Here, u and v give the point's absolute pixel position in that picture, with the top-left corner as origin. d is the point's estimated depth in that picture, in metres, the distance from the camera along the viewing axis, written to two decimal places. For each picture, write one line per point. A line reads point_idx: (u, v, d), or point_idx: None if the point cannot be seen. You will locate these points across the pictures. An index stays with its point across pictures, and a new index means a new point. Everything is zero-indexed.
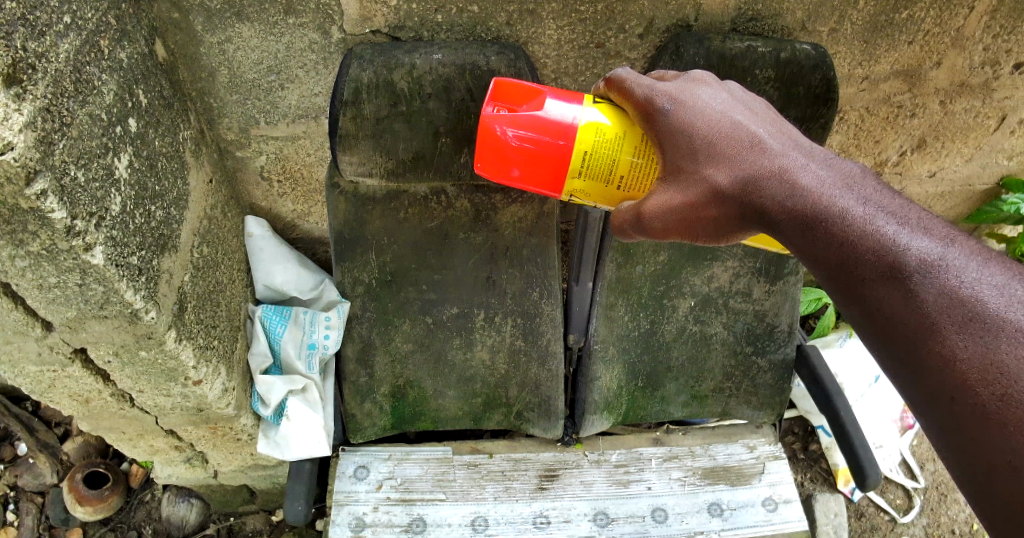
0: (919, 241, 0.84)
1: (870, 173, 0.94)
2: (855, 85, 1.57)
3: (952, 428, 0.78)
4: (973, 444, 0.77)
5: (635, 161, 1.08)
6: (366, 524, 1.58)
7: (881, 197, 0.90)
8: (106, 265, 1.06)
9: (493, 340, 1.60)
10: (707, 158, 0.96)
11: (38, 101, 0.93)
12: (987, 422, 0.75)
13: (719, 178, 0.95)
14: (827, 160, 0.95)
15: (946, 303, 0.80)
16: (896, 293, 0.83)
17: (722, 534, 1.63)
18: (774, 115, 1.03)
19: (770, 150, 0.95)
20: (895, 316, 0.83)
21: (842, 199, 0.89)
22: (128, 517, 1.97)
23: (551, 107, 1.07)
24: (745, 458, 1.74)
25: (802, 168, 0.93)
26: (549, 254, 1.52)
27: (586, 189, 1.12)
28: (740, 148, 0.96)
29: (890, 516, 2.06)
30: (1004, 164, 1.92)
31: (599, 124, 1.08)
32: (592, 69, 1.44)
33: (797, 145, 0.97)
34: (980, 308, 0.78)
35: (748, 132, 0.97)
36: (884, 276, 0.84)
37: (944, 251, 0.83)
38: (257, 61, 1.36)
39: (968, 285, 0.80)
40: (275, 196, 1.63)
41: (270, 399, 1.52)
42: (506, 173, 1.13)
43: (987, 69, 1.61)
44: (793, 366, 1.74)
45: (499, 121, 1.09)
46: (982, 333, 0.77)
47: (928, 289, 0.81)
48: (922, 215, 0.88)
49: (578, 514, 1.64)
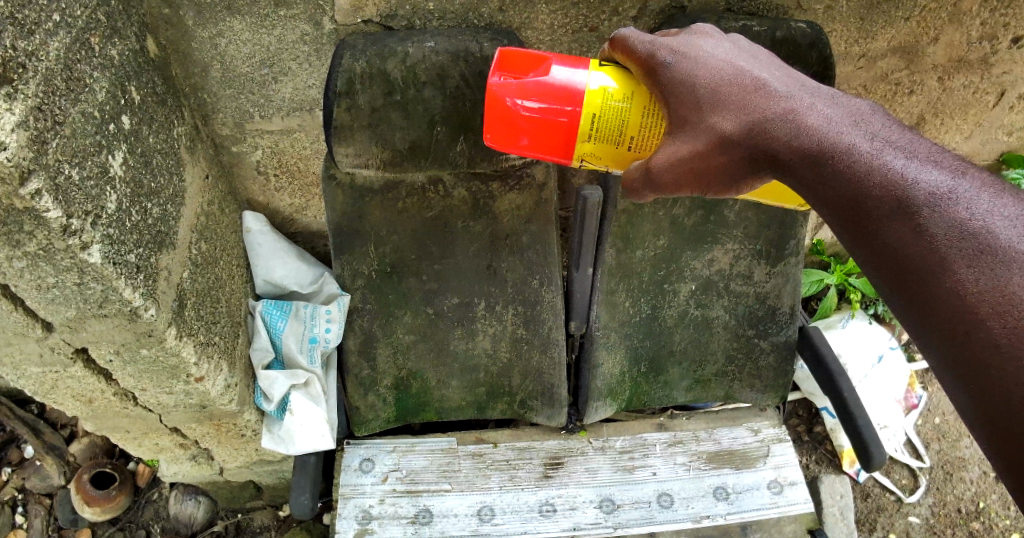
0: (927, 175, 0.83)
1: (879, 111, 0.93)
2: (853, 63, 1.55)
3: (964, 362, 0.78)
4: (984, 378, 0.76)
5: (645, 121, 1.07)
6: (372, 517, 1.59)
7: (890, 134, 0.89)
8: (103, 263, 1.05)
9: (495, 330, 1.60)
10: (711, 107, 0.95)
11: (29, 101, 0.93)
12: (997, 356, 0.75)
13: (725, 124, 0.94)
14: (835, 100, 0.94)
15: (956, 235, 0.79)
16: (906, 227, 0.82)
17: (728, 518, 1.64)
18: (778, 61, 1.01)
19: (776, 94, 0.94)
20: (904, 252, 0.82)
21: (850, 138, 0.88)
22: (137, 516, 1.99)
23: (557, 73, 1.07)
24: (749, 441, 1.74)
25: (808, 110, 0.92)
26: (549, 242, 1.51)
27: (596, 153, 1.10)
28: (745, 93, 0.94)
29: (896, 495, 2.06)
30: (1004, 139, 1.91)
31: (606, 88, 1.07)
32: (586, 54, 1.43)
33: (803, 87, 0.96)
34: (991, 240, 0.77)
35: (753, 77, 0.96)
36: (894, 211, 0.83)
37: (954, 184, 0.82)
38: (250, 55, 1.35)
39: (979, 217, 0.79)
40: (272, 190, 1.62)
41: (272, 394, 1.51)
42: (516, 143, 1.12)
43: (985, 44, 1.60)
44: (796, 346, 1.73)
45: (507, 90, 1.08)
46: (994, 265, 0.76)
47: (937, 223, 0.80)
48: (931, 150, 0.87)
49: (583, 501, 1.64)
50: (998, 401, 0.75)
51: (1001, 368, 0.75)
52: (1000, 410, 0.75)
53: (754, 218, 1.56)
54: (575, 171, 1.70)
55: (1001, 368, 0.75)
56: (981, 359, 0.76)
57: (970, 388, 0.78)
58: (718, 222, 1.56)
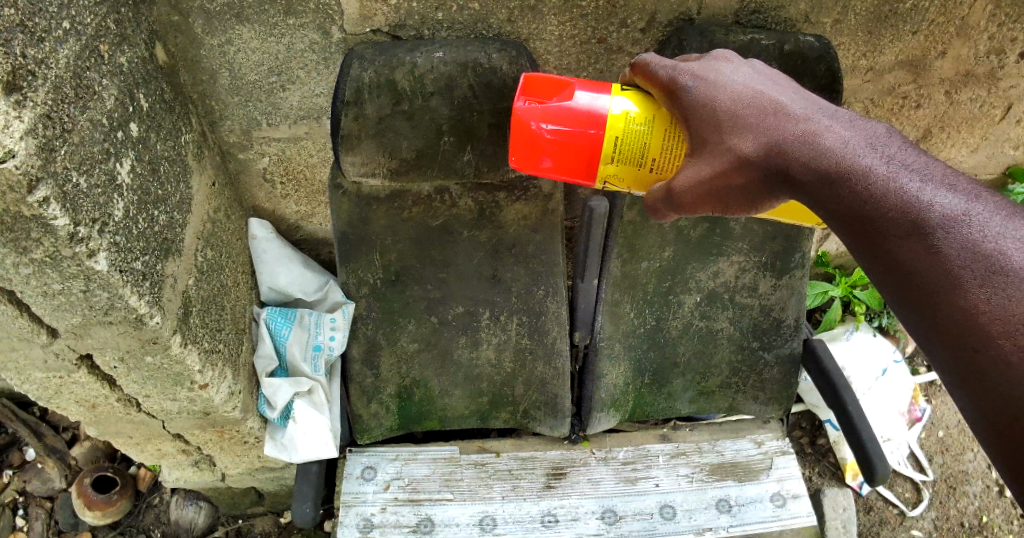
0: (942, 198, 0.83)
1: (894, 132, 0.93)
2: (860, 77, 1.55)
3: (975, 378, 0.79)
4: (993, 394, 0.78)
5: (666, 144, 1.07)
6: (374, 525, 1.58)
7: (906, 156, 0.88)
8: (109, 271, 1.05)
9: (499, 339, 1.60)
10: (731, 129, 0.95)
11: (38, 108, 0.93)
12: (1006, 374, 0.76)
13: (744, 146, 0.94)
14: (851, 121, 0.93)
15: (968, 257, 0.79)
16: (920, 249, 0.82)
17: (730, 530, 1.63)
18: (795, 84, 1.01)
19: (793, 115, 0.94)
20: (918, 273, 0.82)
21: (867, 160, 0.88)
22: (138, 521, 1.98)
23: (581, 98, 1.07)
24: (753, 453, 1.74)
25: (826, 131, 0.91)
26: (554, 252, 1.51)
27: (619, 175, 1.10)
28: (764, 116, 0.95)
29: (899, 509, 2.05)
30: (1010, 153, 1.91)
31: (629, 112, 1.07)
32: (594, 65, 1.43)
33: (820, 109, 0.95)
34: (1004, 262, 0.78)
35: (770, 100, 0.96)
36: (908, 233, 0.83)
37: (968, 207, 0.82)
38: (258, 63, 1.35)
39: (992, 239, 0.79)
40: (278, 197, 1.62)
41: (276, 401, 1.51)
42: (537, 165, 1.12)
43: (992, 58, 1.59)
44: (800, 359, 1.72)
45: (531, 114, 1.08)
46: (1006, 286, 0.77)
47: (951, 245, 0.80)
48: (947, 172, 0.87)
49: (586, 512, 1.63)
50: (1006, 417, 0.77)
51: (1010, 386, 0.76)
52: (1008, 425, 0.77)
53: (759, 231, 1.56)
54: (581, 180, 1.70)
55: (1009, 387, 0.76)
56: (990, 376, 0.77)
57: (979, 402, 0.79)
58: (723, 233, 1.56)
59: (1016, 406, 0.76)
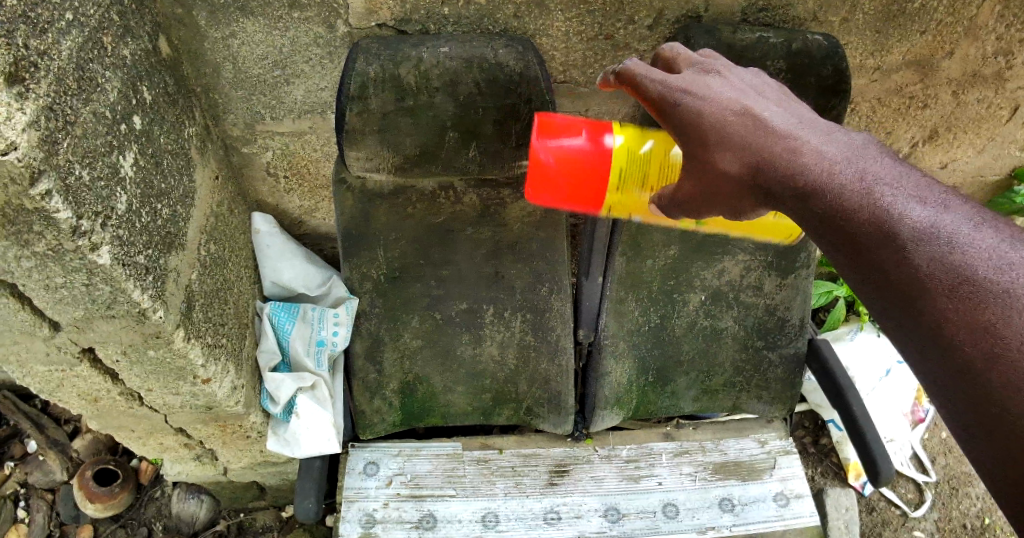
0: (913, 209, 0.83)
1: (869, 142, 0.92)
2: (867, 76, 1.54)
3: (945, 387, 0.77)
4: (971, 406, 0.75)
5: (665, 171, 1.09)
6: (376, 521, 1.58)
7: (879, 168, 0.88)
8: (112, 265, 1.05)
9: (502, 336, 1.59)
10: (712, 141, 0.95)
11: (40, 100, 0.92)
12: (980, 384, 0.74)
13: (724, 160, 0.94)
14: (827, 133, 0.93)
15: (939, 268, 0.79)
16: (892, 259, 0.81)
17: (733, 530, 1.63)
18: (773, 93, 1.02)
19: (769, 127, 0.94)
20: (891, 285, 0.81)
21: (841, 174, 0.88)
22: (139, 514, 1.98)
23: (585, 130, 1.08)
24: (756, 452, 1.73)
25: (803, 144, 0.91)
26: (559, 250, 1.50)
27: (625, 203, 1.11)
28: (743, 128, 0.94)
29: (901, 510, 2.04)
30: (1017, 155, 1.89)
31: (630, 142, 1.08)
32: (601, 61, 1.42)
33: (797, 120, 0.96)
34: (974, 273, 0.77)
35: (747, 111, 0.96)
36: (879, 243, 0.83)
37: (938, 218, 0.82)
38: (262, 56, 1.34)
39: (960, 250, 0.78)
40: (281, 192, 1.61)
41: (279, 396, 1.51)
42: (549, 196, 1.11)
43: (1000, 59, 1.58)
44: (805, 360, 1.72)
45: (540, 149, 1.08)
46: (974, 297, 0.76)
47: (921, 256, 0.80)
48: (919, 182, 0.86)
49: (588, 510, 1.63)
50: (988, 431, 0.74)
51: (985, 396, 0.74)
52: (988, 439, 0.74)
53: None
54: None
55: (987, 398, 0.73)
56: (966, 387, 0.75)
57: (957, 414, 0.76)
58: (729, 232, 1.55)
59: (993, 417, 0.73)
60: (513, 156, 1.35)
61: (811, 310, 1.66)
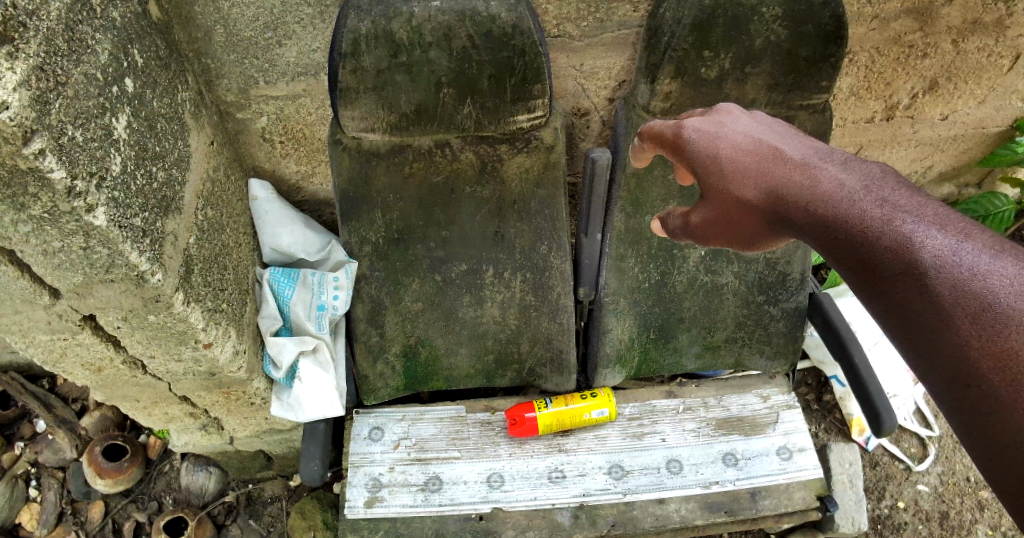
0: (933, 237, 0.83)
1: (891, 174, 0.95)
2: (865, 25, 1.53)
3: (967, 409, 0.77)
4: (988, 428, 0.75)
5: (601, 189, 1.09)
6: (382, 484, 1.59)
7: (899, 197, 0.90)
8: (109, 226, 1.04)
9: (503, 297, 1.60)
10: (733, 176, 1.04)
11: (30, 60, 0.91)
12: (997, 407, 0.74)
13: (746, 193, 1.02)
14: (847, 164, 0.97)
15: (957, 295, 0.78)
16: (912, 287, 0.82)
17: (737, 483, 1.62)
18: (799, 133, 1.08)
19: (793, 162, 1.00)
20: (913, 311, 0.82)
21: (860, 205, 0.90)
22: (149, 488, 2.00)
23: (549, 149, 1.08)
24: (759, 408, 1.73)
25: (822, 176, 0.96)
26: (557, 206, 1.50)
27: None
28: (763, 162, 1.01)
29: (905, 464, 2.06)
30: (1019, 105, 1.86)
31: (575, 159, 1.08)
32: (595, 14, 1.40)
33: (817, 153, 1.00)
34: (991, 299, 0.76)
35: (770, 148, 1.03)
36: (901, 271, 0.83)
37: (958, 245, 0.81)
38: (253, 18, 1.33)
39: (979, 277, 0.78)
40: (277, 157, 1.60)
41: (281, 361, 1.50)
42: None
43: (1000, 5, 1.56)
44: (807, 315, 1.71)
45: None
46: (996, 322, 0.75)
47: (941, 283, 0.80)
48: (938, 211, 0.87)
49: (593, 467, 1.63)
50: (1002, 448, 0.74)
51: (1000, 416, 0.74)
52: (1003, 456, 0.74)
53: None
54: (583, 134, 1.67)
55: (1007, 419, 0.73)
56: (985, 411, 0.75)
57: (978, 439, 0.76)
58: None
59: (1010, 435, 0.73)
60: (508, 110, 1.35)
61: (812, 263, 1.67)
